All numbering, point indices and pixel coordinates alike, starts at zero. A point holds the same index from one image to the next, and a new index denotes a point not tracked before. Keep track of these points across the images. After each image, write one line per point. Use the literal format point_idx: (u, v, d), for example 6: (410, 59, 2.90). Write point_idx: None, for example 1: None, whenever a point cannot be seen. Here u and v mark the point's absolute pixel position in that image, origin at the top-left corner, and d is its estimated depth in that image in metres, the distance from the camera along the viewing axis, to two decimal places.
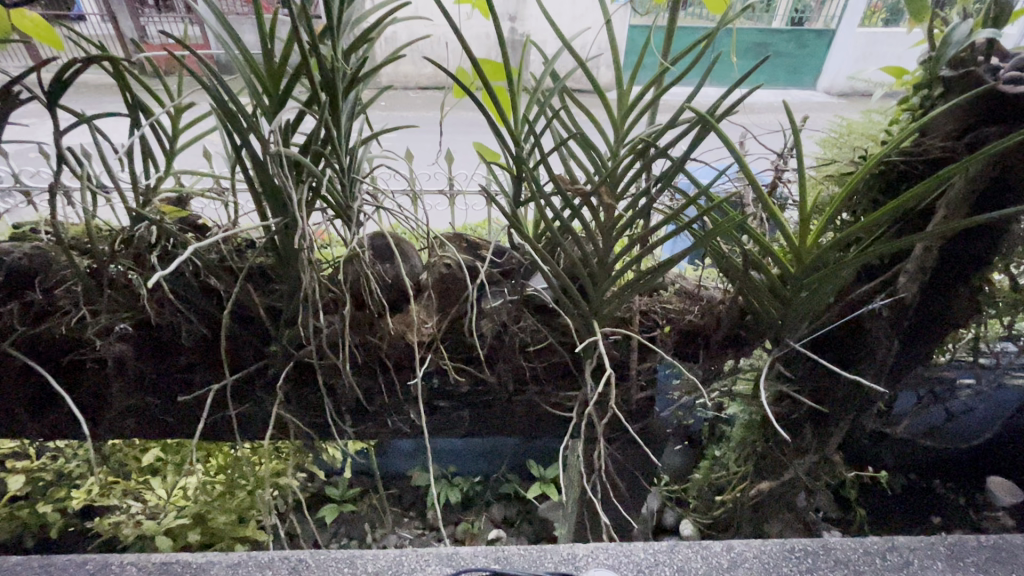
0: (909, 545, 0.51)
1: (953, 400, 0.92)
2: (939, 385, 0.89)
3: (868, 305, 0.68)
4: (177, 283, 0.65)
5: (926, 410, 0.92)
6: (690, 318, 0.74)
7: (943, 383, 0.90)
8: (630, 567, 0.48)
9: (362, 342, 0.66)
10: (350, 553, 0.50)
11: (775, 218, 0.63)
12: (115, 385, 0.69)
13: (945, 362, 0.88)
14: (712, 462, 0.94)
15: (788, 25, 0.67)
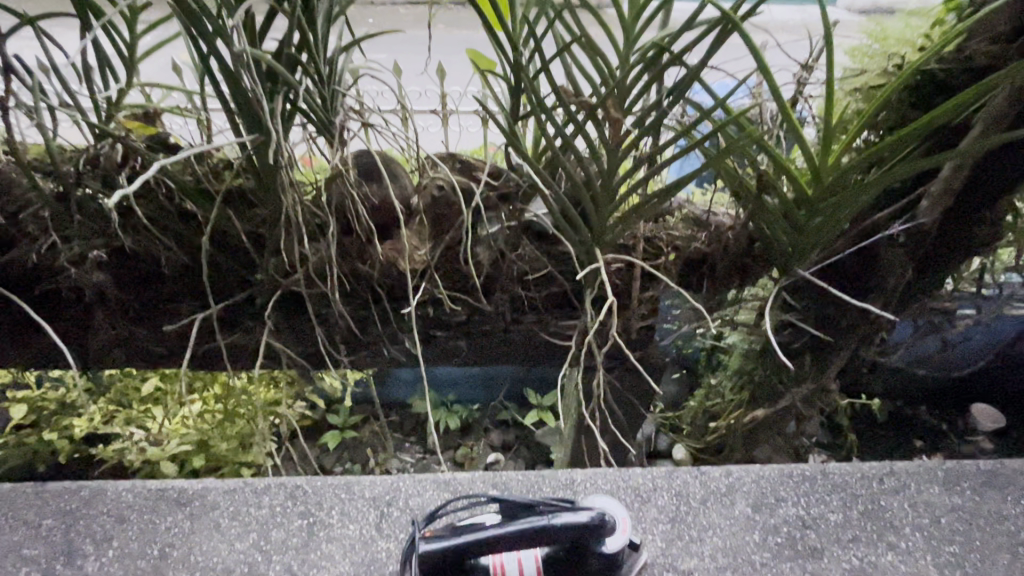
0: (907, 470, 0.51)
1: (952, 331, 0.90)
2: (940, 315, 0.88)
3: (885, 231, 0.65)
4: (153, 209, 0.62)
5: (925, 340, 0.91)
6: (696, 245, 0.71)
7: (943, 313, 0.88)
8: (628, 491, 0.48)
9: (352, 270, 0.63)
10: (347, 480, 0.49)
11: (796, 134, 0.58)
12: (99, 316, 0.67)
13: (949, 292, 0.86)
14: (708, 389, 0.92)
15: None
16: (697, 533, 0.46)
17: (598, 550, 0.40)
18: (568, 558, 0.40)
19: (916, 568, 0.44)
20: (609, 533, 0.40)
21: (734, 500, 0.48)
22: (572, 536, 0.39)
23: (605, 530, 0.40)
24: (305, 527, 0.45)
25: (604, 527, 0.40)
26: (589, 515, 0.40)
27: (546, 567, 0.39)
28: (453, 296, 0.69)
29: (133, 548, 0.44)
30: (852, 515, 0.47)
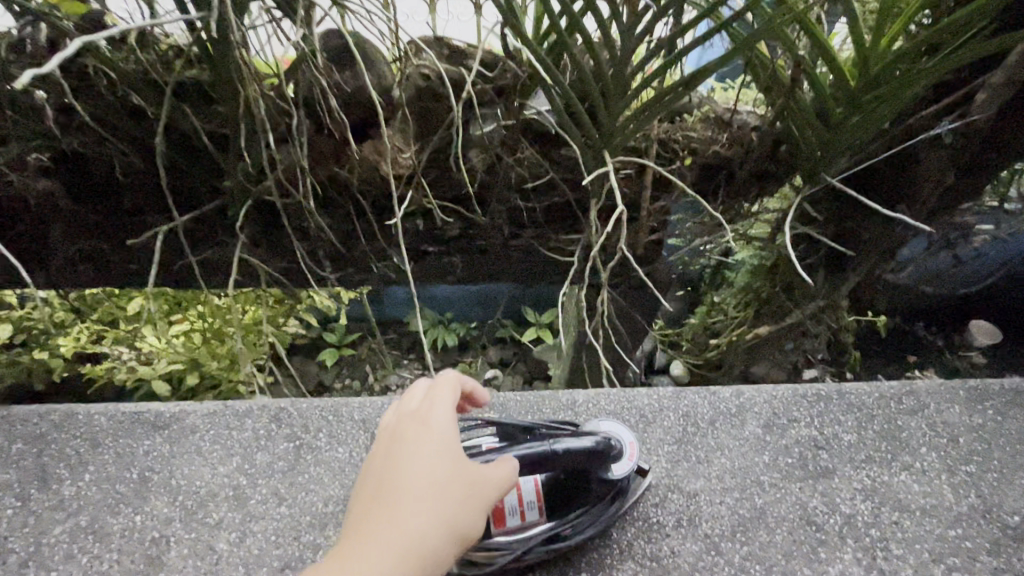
0: (927, 389, 0.48)
1: (966, 247, 0.86)
2: (955, 231, 0.84)
3: (931, 131, 0.57)
4: (97, 106, 0.54)
5: (935, 258, 0.88)
6: (715, 150, 0.64)
7: (959, 229, 0.84)
8: (633, 412, 0.46)
9: (331, 177, 0.57)
10: (334, 401, 0.47)
11: (847, 10, 0.48)
12: (56, 229, 0.61)
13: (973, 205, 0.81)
14: (711, 308, 0.89)
15: None
16: (704, 454, 0.43)
17: (602, 476, 0.38)
18: (569, 482, 0.37)
19: (930, 488, 0.42)
20: (612, 457, 0.38)
21: (744, 421, 0.46)
22: (577, 463, 0.36)
23: (610, 455, 0.38)
24: (293, 449, 0.43)
25: (608, 451, 0.38)
26: (594, 440, 0.38)
27: (546, 491, 0.37)
28: (446, 207, 0.63)
29: (110, 472, 0.41)
30: (868, 436, 0.45)
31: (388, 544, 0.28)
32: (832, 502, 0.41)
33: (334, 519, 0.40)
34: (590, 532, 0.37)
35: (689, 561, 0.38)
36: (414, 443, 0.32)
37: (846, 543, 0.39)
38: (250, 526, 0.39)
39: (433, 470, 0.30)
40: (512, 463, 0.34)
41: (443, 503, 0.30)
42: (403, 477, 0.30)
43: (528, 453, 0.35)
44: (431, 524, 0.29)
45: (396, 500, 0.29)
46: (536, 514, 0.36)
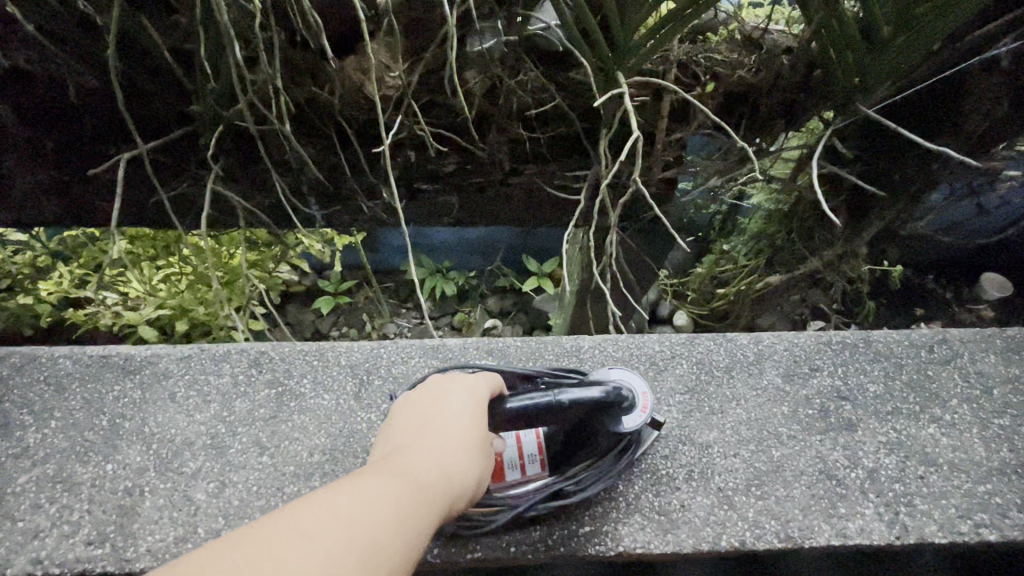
0: (961, 337, 0.45)
1: (990, 195, 0.78)
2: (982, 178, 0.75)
3: (987, 52, 0.51)
4: (39, 12, 0.47)
5: (957, 206, 0.80)
6: (741, 74, 0.57)
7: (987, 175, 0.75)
8: (643, 359, 0.43)
9: (312, 100, 0.51)
10: (320, 345, 0.43)
11: None
12: (12, 159, 0.56)
13: None
14: (718, 257, 0.86)
15: None
16: (718, 404, 0.40)
17: (610, 428, 0.34)
18: (573, 435, 0.35)
19: (960, 441, 0.39)
20: (625, 408, 0.34)
21: (763, 369, 0.42)
22: (580, 414, 0.33)
23: (621, 406, 0.34)
24: (274, 397, 0.40)
25: (621, 401, 0.34)
26: (604, 390, 0.33)
27: (548, 445, 0.35)
28: (441, 137, 0.57)
29: (78, 418, 0.38)
30: (895, 386, 0.42)
31: (435, 468, 0.26)
32: (854, 455, 0.38)
33: (319, 469, 0.37)
34: (594, 488, 0.34)
35: (700, 515, 0.35)
36: (455, 392, 0.31)
37: (867, 497, 0.36)
38: (229, 476, 0.36)
39: (475, 416, 0.30)
40: (506, 418, 0.32)
41: (477, 450, 0.29)
42: (444, 418, 0.30)
43: (523, 405, 0.32)
44: (467, 460, 0.28)
45: (438, 433, 0.29)
46: (536, 467, 0.35)
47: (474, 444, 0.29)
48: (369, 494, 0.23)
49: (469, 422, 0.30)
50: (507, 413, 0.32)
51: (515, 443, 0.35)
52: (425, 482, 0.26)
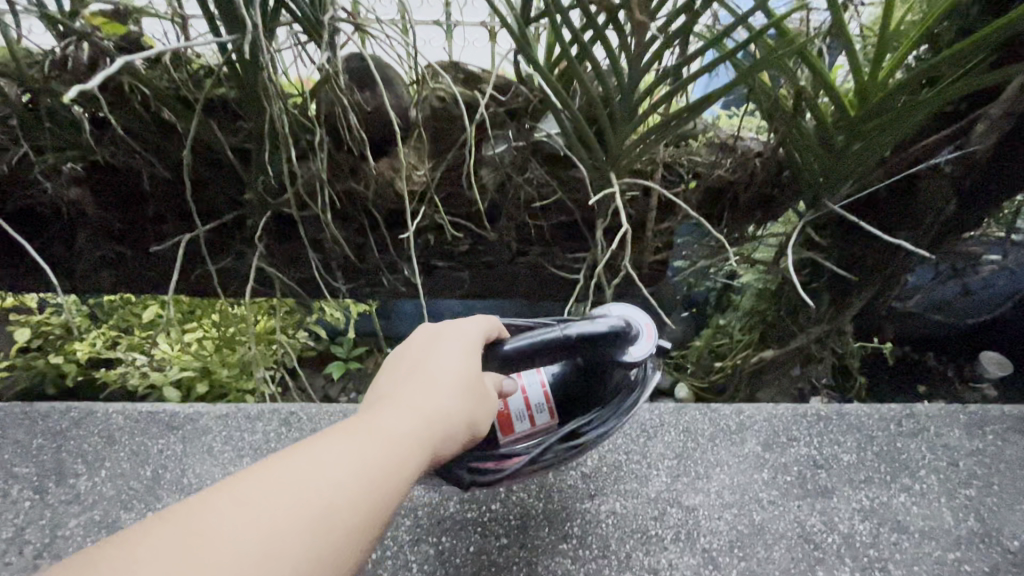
0: (927, 412, 0.49)
1: (972, 277, 0.84)
2: (964, 261, 0.81)
3: (931, 160, 0.59)
4: (129, 118, 0.57)
5: (941, 286, 0.86)
6: (719, 173, 0.66)
7: (967, 259, 0.81)
8: (633, 427, 0.48)
9: (347, 192, 0.60)
10: (343, 407, 0.48)
11: (846, 42, 0.50)
12: (82, 235, 0.64)
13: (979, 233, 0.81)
14: (715, 330, 0.89)
15: None
16: (703, 470, 0.44)
17: (618, 358, 0.40)
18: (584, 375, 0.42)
19: (929, 511, 0.42)
20: (623, 338, 0.40)
21: (744, 439, 0.47)
22: (588, 343, 0.39)
23: (624, 336, 0.40)
24: None
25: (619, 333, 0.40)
26: (606, 324, 0.39)
27: (552, 395, 0.42)
28: (457, 222, 0.65)
29: (124, 468, 0.43)
30: (867, 457, 0.46)
31: (415, 417, 0.31)
32: (830, 521, 0.41)
33: None
34: (606, 421, 0.40)
35: None
36: (445, 346, 0.36)
37: (843, 562, 0.39)
38: None
39: (462, 367, 0.34)
40: (519, 351, 0.38)
41: (465, 397, 0.33)
42: (435, 366, 0.34)
43: (540, 339, 0.38)
44: (454, 405, 0.33)
45: (426, 384, 0.33)
46: (545, 411, 0.42)
47: (463, 391, 0.34)
48: (343, 445, 0.28)
49: (455, 373, 0.34)
50: (517, 347, 0.38)
51: (526, 397, 0.41)
52: (407, 429, 0.30)
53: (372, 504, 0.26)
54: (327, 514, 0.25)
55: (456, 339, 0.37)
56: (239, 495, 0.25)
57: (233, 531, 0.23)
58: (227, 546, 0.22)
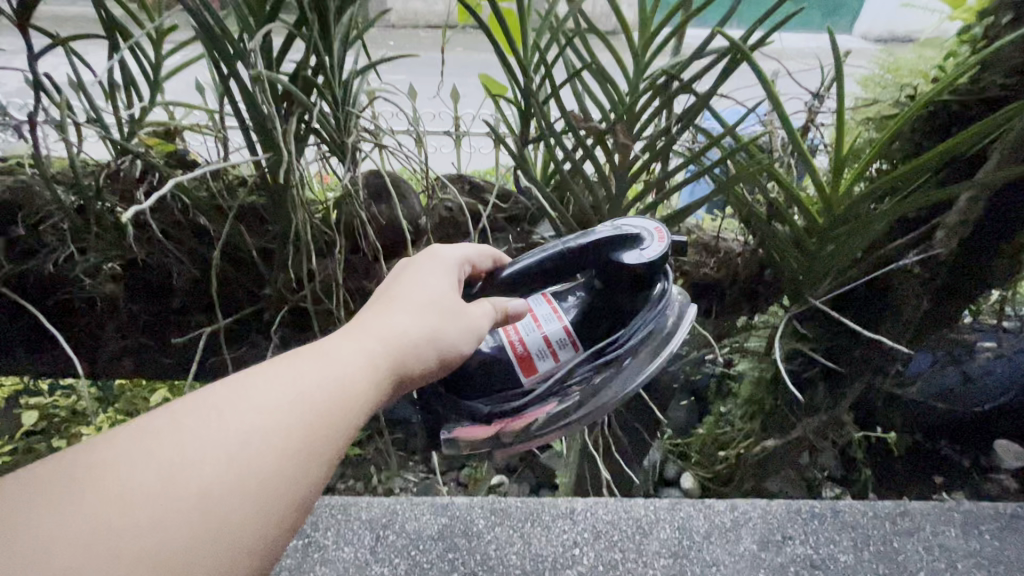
0: (921, 510, 0.51)
1: (971, 363, 0.86)
2: (959, 347, 0.84)
3: (899, 261, 0.63)
4: (167, 222, 0.64)
5: (941, 373, 0.87)
6: (705, 272, 0.71)
7: (962, 345, 0.84)
8: (630, 523, 0.50)
9: (360, 289, 0.65)
10: (345, 501, 0.53)
11: (807, 162, 0.57)
12: (110, 326, 0.69)
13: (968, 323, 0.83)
14: (717, 418, 0.89)
15: None
16: (701, 570, 0.46)
17: (617, 257, 0.50)
18: (604, 297, 0.52)
19: None
20: (628, 243, 0.51)
21: (739, 537, 0.48)
22: (587, 247, 0.51)
23: (620, 241, 0.51)
24: (301, 547, 0.49)
25: (625, 239, 0.51)
26: (602, 233, 0.51)
27: (573, 331, 0.51)
28: None
29: None
30: (863, 558, 0.47)
31: (364, 346, 0.39)
32: None
33: None
34: (635, 328, 0.50)
35: None
36: (415, 282, 0.45)
37: None
38: None
39: (420, 303, 0.43)
40: (536, 257, 0.52)
41: (421, 325, 0.42)
42: (409, 294, 0.44)
43: (548, 253, 0.51)
44: (407, 333, 0.41)
45: (386, 315, 0.42)
46: (567, 348, 0.51)
47: (429, 312, 0.43)
48: (298, 366, 0.36)
49: (413, 308, 0.43)
50: (535, 256, 0.52)
51: (547, 338, 0.51)
52: (357, 354, 0.38)
53: (311, 414, 0.34)
54: (269, 422, 0.33)
55: (427, 272, 0.47)
56: (237, 384, 0.35)
57: (236, 410, 0.33)
58: (232, 420, 0.32)
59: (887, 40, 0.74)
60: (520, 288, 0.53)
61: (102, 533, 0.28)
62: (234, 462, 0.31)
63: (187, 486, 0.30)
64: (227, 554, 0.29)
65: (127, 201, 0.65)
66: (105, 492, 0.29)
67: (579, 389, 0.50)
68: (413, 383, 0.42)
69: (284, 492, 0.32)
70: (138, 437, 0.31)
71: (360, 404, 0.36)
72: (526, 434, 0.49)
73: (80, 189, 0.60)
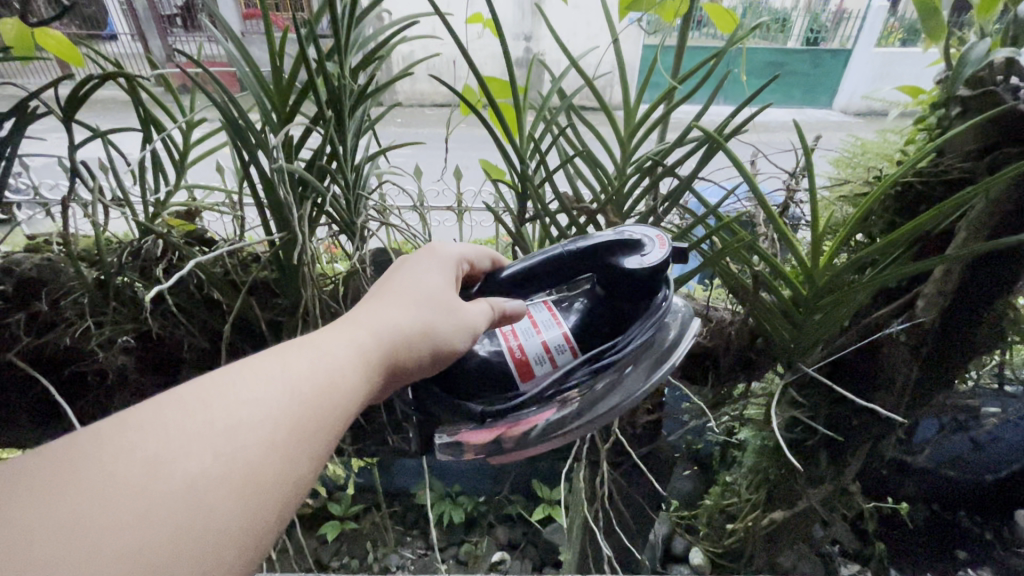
0: None
1: (978, 429, 0.86)
2: (964, 412, 0.84)
3: (886, 330, 0.65)
4: (182, 297, 0.67)
5: (949, 439, 0.86)
6: (697, 340, 0.74)
7: (966, 411, 0.84)
8: None
9: None
10: None
11: (788, 240, 0.60)
12: (119, 397, 0.71)
13: (970, 388, 0.83)
14: (724, 488, 0.87)
15: (803, 45, 0.69)
16: None
17: (619, 262, 0.54)
18: (606, 303, 0.56)
19: None
20: (629, 249, 0.54)
21: None
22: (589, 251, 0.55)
23: (622, 247, 0.54)
24: None
25: (626, 245, 0.54)
26: (604, 240, 0.55)
27: (572, 338, 0.56)
28: None
29: None
30: None
31: (353, 343, 0.42)
32: None
33: None
34: (636, 337, 0.54)
35: None
36: (403, 282, 0.49)
37: None
38: None
39: (408, 304, 0.47)
40: (538, 259, 0.55)
41: (409, 323, 0.46)
42: (397, 294, 0.48)
43: (547, 255, 0.55)
44: (396, 332, 0.45)
45: (375, 315, 0.45)
46: (566, 352, 0.56)
47: (412, 312, 0.47)
48: (288, 361, 0.39)
49: (402, 308, 0.47)
50: (534, 260, 0.56)
51: (545, 343, 0.56)
52: (346, 351, 0.41)
53: (300, 406, 0.37)
54: (260, 413, 0.35)
55: (411, 274, 0.51)
56: (223, 377, 0.36)
57: (221, 404, 0.34)
58: (217, 414, 0.34)
59: (867, 114, 0.75)
60: (521, 288, 0.57)
61: (79, 529, 0.27)
62: (223, 452, 0.32)
63: (175, 477, 0.30)
64: (215, 544, 0.30)
65: (146, 276, 0.69)
66: (84, 489, 0.29)
67: (576, 392, 0.55)
68: (393, 377, 0.45)
69: (274, 484, 0.34)
70: (114, 432, 0.32)
71: (344, 399, 0.39)
72: (525, 439, 0.55)
73: (103, 266, 0.64)
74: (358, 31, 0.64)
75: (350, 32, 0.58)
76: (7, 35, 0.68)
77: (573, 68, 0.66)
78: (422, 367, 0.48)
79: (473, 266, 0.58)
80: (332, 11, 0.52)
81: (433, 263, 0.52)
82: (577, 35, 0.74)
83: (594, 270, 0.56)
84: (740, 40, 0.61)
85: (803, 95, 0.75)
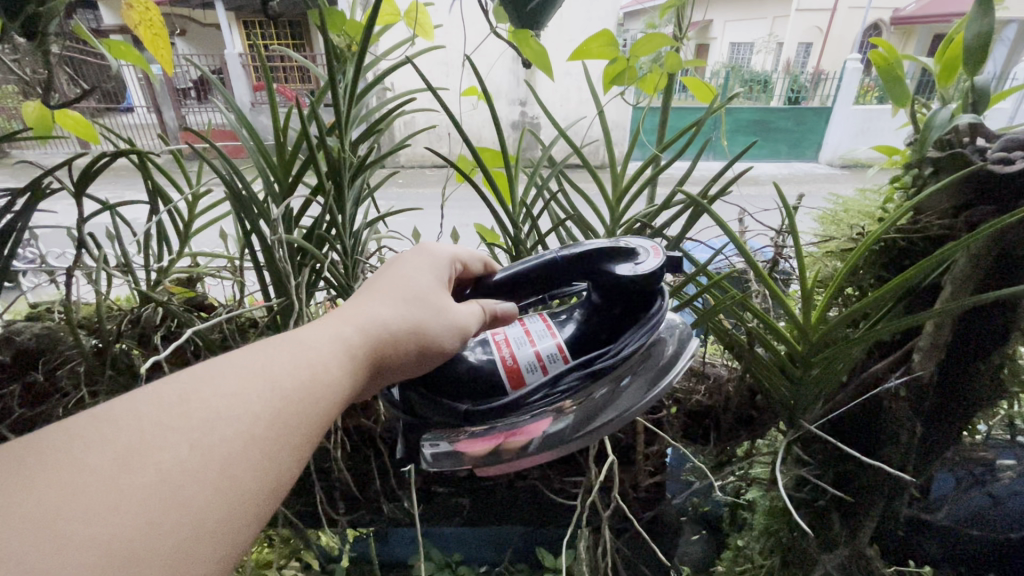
0: None
1: (996, 483, 0.81)
2: (979, 466, 0.81)
3: (884, 384, 0.65)
4: (180, 363, 0.68)
5: (968, 495, 0.82)
6: (696, 398, 0.76)
7: (982, 464, 0.80)
8: None
9: (357, 425, 0.72)
10: None
11: (780, 302, 0.59)
12: None
13: (982, 442, 0.80)
14: (735, 553, 0.83)
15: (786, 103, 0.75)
16: None
17: (610, 267, 0.55)
18: (602, 313, 0.58)
19: None
20: (623, 257, 0.55)
21: None
22: (580, 255, 0.56)
23: (619, 252, 0.55)
24: None
25: (620, 253, 0.56)
26: (595, 247, 0.56)
27: (566, 347, 0.58)
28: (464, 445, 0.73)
29: None
30: None
31: (335, 339, 0.44)
32: None
33: None
34: (638, 341, 0.54)
35: None
36: (392, 280, 0.51)
37: None
38: None
39: (393, 302, 0.49)
40: (526, 265, 0.58)
41: (394, 320, 0.48)
42: (385, 291, 0.50)
43: (535, 263, 0.58)
44: (381, 329, 0.46)
45: (357, 313, 0.47)
46: (557, 362, 0.57)
47: (397, 312, 0.48)
48: (269, 357, 0.40)
49: (387, 306, 0.48)
50: (525, 264, 0.58)
51: (538, 354, 0.58)
52: (326, 348, 0.43)
53: (278, 400, 0.38)
54: (236, 406, 0.36)
55: (396, 276, 0.52)
56: (204, 373, 0.37)
57: (197, 399, 0.35)
58: (193, 409, 0.35)
59: (852, 167, 0.84)
60: (509, 291, 0.60)
61: (50, 523, 0.28)
62: (200, 443, 0.33)
63: (150, 470, 0.31)
64: (193, 535, 0.31)
65: (145, 342, 0.70)
66: (55, 482, 0.30)
67: (572, 395, 0.55)
68: (380, 371, 0.47)
69: (253, 478, 0.35)
70: (89, 426, 0.32)
71: (325, 395, 0.41)
72: (524, 451, 0.54)
73: (102, 334, 0.65)
74: (360, 106, 0.69)
75: (351, 111, 0.61)
76: (28, 117, 0.70)
77: (562, 136, 0.69)
78: (405, 367, 0.49)
79: (466, 268, 0.60)
80: (333, 92, 0.55)
81: (425, 260, 0.54)
82: (569, 103, 0.79)
83: (587, 276, 0.57)
84: (720, 110, 0.65)
85: (791, 150, 0.83)
